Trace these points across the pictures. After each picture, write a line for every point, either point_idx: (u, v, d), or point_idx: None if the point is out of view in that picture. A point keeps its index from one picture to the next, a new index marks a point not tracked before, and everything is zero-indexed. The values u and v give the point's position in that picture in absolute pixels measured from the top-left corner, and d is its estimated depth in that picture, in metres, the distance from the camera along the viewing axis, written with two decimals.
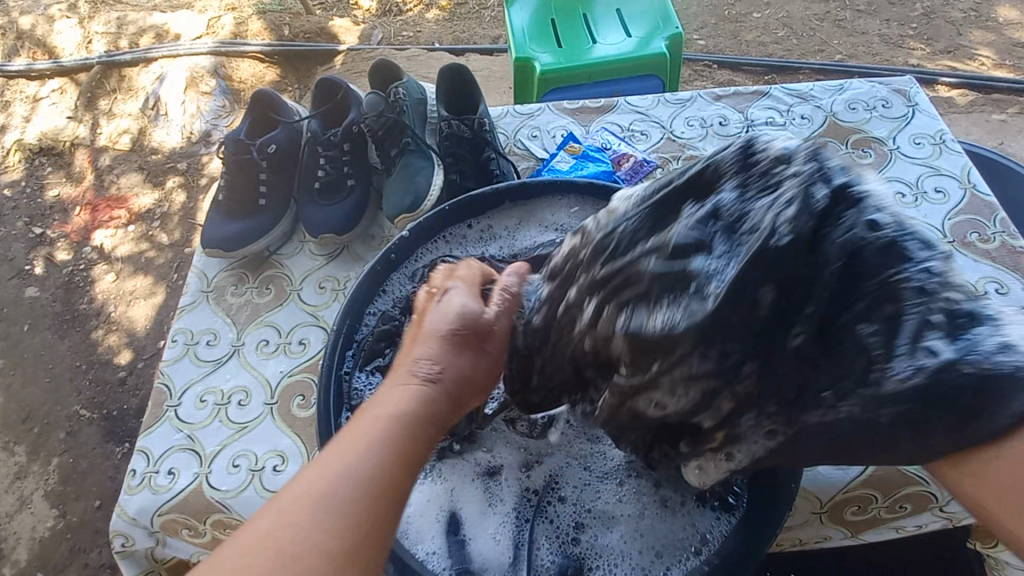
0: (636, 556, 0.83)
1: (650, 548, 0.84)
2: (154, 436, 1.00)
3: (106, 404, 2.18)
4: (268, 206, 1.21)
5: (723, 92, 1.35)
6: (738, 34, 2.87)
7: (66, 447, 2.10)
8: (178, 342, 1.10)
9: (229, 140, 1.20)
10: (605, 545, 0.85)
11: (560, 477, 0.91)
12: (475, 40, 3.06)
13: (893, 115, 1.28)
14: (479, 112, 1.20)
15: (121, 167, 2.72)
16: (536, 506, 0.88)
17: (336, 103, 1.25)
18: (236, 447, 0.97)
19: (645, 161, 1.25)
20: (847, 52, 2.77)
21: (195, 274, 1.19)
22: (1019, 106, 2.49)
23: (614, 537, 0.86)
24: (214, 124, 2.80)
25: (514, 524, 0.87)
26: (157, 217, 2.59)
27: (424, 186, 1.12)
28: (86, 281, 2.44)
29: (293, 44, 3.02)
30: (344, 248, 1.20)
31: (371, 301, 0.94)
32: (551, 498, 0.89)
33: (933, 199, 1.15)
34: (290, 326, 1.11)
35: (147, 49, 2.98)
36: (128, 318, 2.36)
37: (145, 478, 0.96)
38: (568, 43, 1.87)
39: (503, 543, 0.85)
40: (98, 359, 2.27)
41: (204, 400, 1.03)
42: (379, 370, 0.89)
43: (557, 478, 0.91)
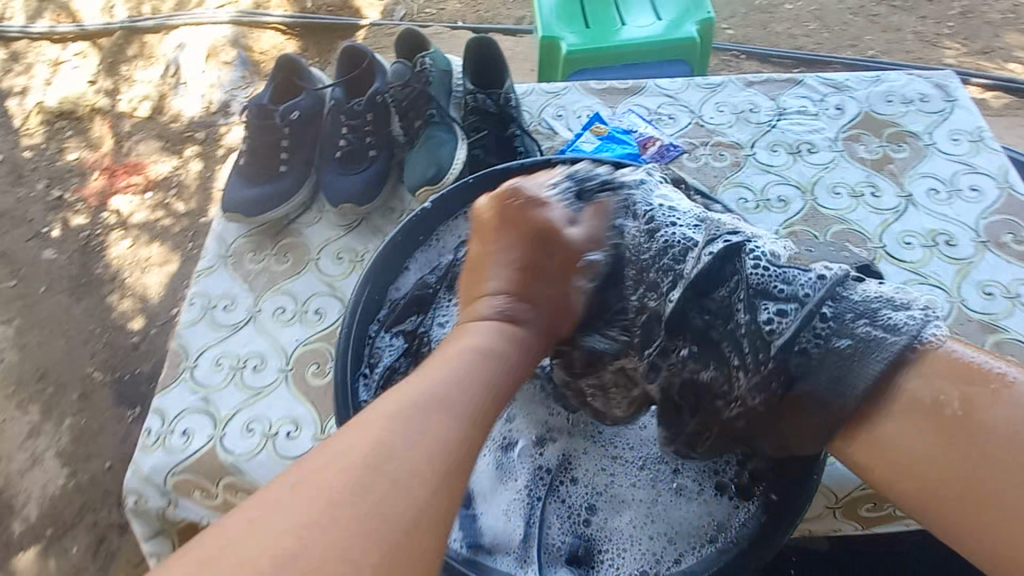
0: (648, 541, 0.83)
1: (662, 533, 0.83)
2: (169, 397, 1.01)
3: (118, 367, 2.20)
4: (289, 171, 1.19)
5: (754, 79, 1.31)
6: (768, 25, 2.79)
7: (78, 408, 2.13)
8: (196, 305, 1.11)
9: (253, 105, 1.20)
10: (614, 525, 0.85)
11: (573, 457, 0.90)
12: (498, 20, 3.00)
13: (930, 110, 1.24)
14: (505, 86, 1.17)
15: (139, 133, 2.72)
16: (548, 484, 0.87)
17: (361, 71, 1.23)
18: (251, 412, 0.98)
19: (671, 146, 1.22)
20: (880, 49, 2.68)
21: (214, 238, 1.19)
22: None
23: (625, 523, 0.85)
24: (233, 94, 2.78)
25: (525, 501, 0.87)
26: (173, 186, 2.59)
27: (446, 158, 1.10)
28: (102, 246, 2.46)
29: (315, 17, 2.99)
30: (363, 220, 1.19)
31: (394, 270, 0.92)
32: (563, 478, 0.89)
33: (969, 197, 1.11)
34: (307, 295, 1.10)
35: (169, 17, 2.97)
36: (142, 284, 2.37)
37: (160, 438, 0.97)
38: (595, 24, 1.84)
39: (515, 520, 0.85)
40: (112, 323, 2.29)
41: (220, 364, 1.04)
42: (403, 334, 0.90)
43: (570, 457, 0.90)
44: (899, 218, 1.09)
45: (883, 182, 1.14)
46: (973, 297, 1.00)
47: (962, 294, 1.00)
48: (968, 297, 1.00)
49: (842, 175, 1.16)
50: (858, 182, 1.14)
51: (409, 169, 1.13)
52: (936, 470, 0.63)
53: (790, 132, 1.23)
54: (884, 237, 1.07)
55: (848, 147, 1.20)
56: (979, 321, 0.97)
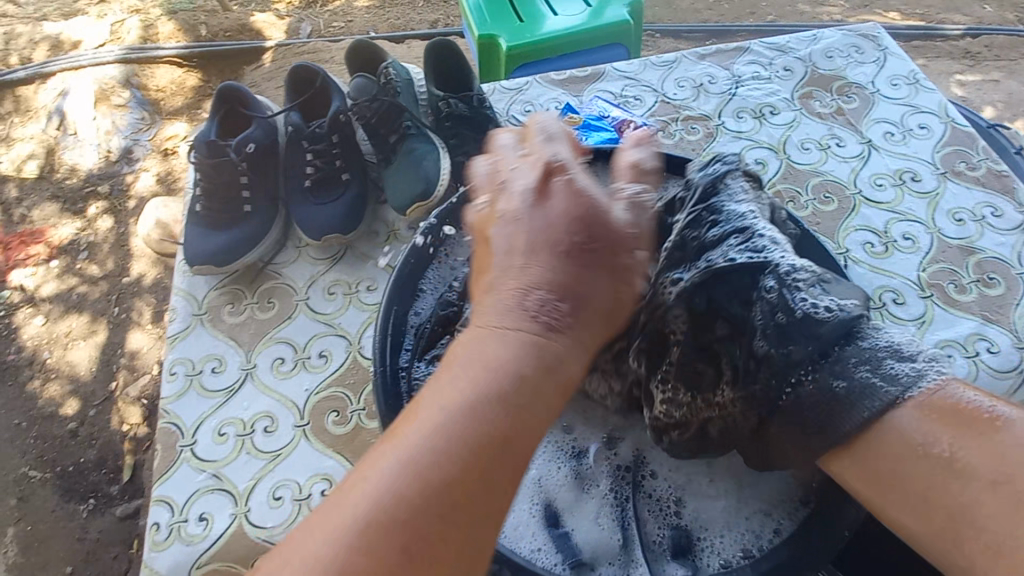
0: (746, 522, 0.79)
1: (758, 510, 0.80)
2: (172, 483, 0.89)
3: (58, 460, 1.93)
4: (254, 211, 1.09)
5: (705, 52, 1.35)
6: (673, 2, 2.89)
7: (19, 515, 1.85)
8: (178, 375, 0.98)
9: (201, 143, 1.08)
10: (702, 509, 0.82)
11: (648, 452, 0.87)
12: (411, 25, 2.91)
13: (866, 60, 1.33)
14: (474, 88, 1.14)
15: (31, 197, 2.41)
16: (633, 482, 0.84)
17: (315, 92, 1.15)
18: (274, 478, 0.89)
19: (645, 125, 1.22)
20: (777, 12, 2.83)
21: (181, 297, 1.07)
22: (936, 51, 2.63)
23: (712, 507, 0.82)
24: (135, 139, 2.53)
25: (614, 503, 0.83)
26: (83, 248, 2.32)
27: (433, 170, 1.06)
28: (10, 329, 2.16)
29: (213, 44, 2.76)
30: (348, 248, 1.11)
31: (410, 299, 0.87)
32: (643, 473, 0.85)
33: (919, 134, 1.22)
34: (305, 340, 1.02)
35: (39, 62, 2.64)
36: (67, 363, 2.09)
37: (173, 530, 0.85)
38: (529, 17, 1.80)
39: (608, 527, 0.80)
40: (40, 414, 2.01)
41: (223, 433, 0.93)
42: (439, 359, 0.83)
43: (644, 453, 0.87)
44: (865, 164, 1.18)
45: (843, 132, 1.22)
46: (947, 224, 1.10)
47: (938, 224, 1.10)
48: (942, 226, 1.10)
49: (807, 131, 1.22)
50: (823, 136, 1.22)
51: (391, 188, 1.09)
52: (914, 479, 0.62)
53: (751, 97, 1.27)
54: (858, 183, 1.15)
55: (805, 104, 1.26)
56: (958, 246, 1.08)
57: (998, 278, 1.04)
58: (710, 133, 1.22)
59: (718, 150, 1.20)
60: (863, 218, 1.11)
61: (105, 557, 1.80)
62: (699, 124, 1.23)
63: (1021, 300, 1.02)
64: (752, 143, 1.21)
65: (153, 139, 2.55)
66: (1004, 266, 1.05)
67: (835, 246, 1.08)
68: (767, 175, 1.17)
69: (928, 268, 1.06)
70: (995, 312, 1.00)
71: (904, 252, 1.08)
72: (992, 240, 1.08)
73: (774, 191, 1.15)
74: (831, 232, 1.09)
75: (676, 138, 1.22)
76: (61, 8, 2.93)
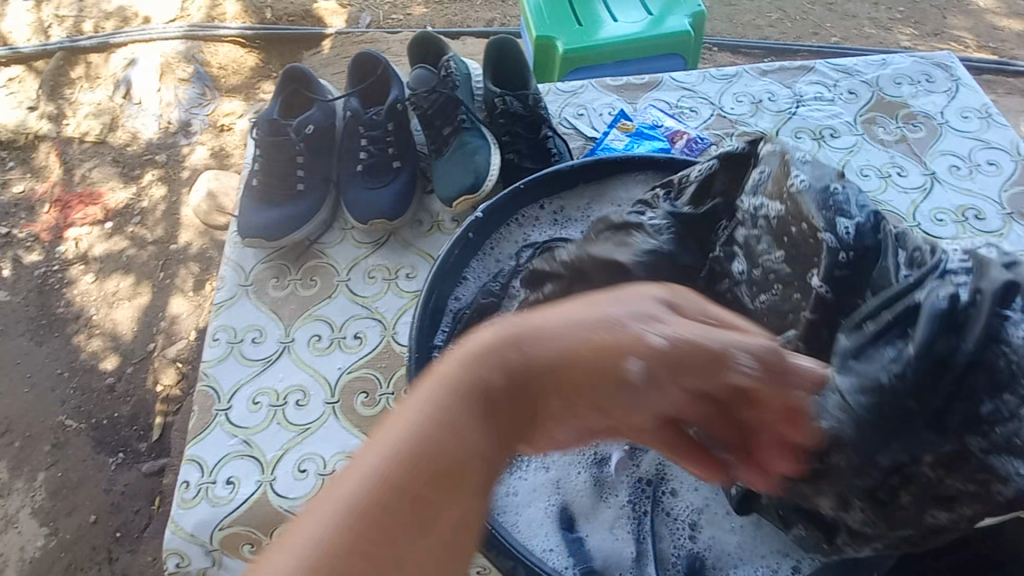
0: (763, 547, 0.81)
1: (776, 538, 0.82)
2: (205, 444, 0.92)
3: (94, 412, 2.02)
4: (307, 190, 1.12)
5: (768, 68, 1.33)
6: (734, 17, 2.83)
7: (53, 460, 1.94)
8: (220, 341, 1.02)
9: (263, 120, 1.12)
10: (716, 534, 0.83)
11: (670, 468, 0.88)
12: (467, 23, 2.93)
13: (937, 90, 1.29)
14: (531, 89, 1.15)
15: (93, 160, 2.53)
16: (653, 497, 0.85)
17: (376, 80, 1.18)
18: (301, 451, 0.91)
19: (699, 138, 1.20)
20: (841, 35, 2.75)
21: (229, 266, 1.10)
22: (1007, 88, 2.51)
23: (721, 523, 0.84)
24: (193, 113, 2.63)
25: (631, 517, 0.84)
26: (136, 213, 2.42)
27: (484, 165, 1.07)
28: (63, 283, 2.27)
29: (276, 27, 2.84)
30: (392, 234, 1.13)
31: (451, 287, 0.93)
32: (664, 489, 0.86)
33: (987, 171, 1.17)
34: (342, 320, 1.04)
35: (111, 33, 2.76)
36: (111, 321, 2.19)
37: (202, 489, 0.89)
38: (588, 21, 1.80)
39: (624, 538, 0.82)
40: (82, 366, 2.11)
41: (257, 402, 0.96)
42: None
43: (665, 469, 0.88)
44: (927, 197, 1.13)
45: (906, 162, 1.18)
46: None
47: None
48: None
49: (867, 158, 1.19)
50: (883, 163, 1.18)
51: (441, 178, 1.10)
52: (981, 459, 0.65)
53: (811, 118, 1.25)
54: (917, 216, 1.11)
55: (868, 130, 1.23)
56: None
57: None
58: None
59: None
60: None
61: (129, 510, 1.87)
62: None
63: None
64: None
65: (210, 115, 2.64)
66: None
67: None
68: None
69: None
70: None
71: None
72: None
73: None
74: None
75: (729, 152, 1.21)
76: None
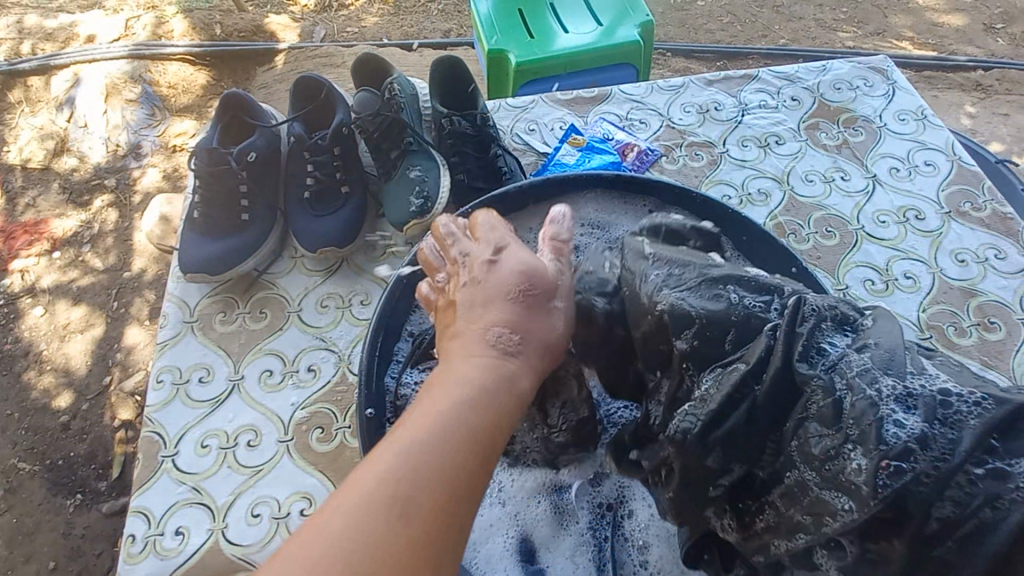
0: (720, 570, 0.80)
1: None
2: (151, 494, 0.88)
3: (48, 453, 1.92)
4: (252, 221, 1.09)
5: (713, 77, 1.35)
6: (686, 22, 2.88)
7: (5, 507, 1.83)
8: (165, 383, 0.98)
9: (202, 150, 1.08)
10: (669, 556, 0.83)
11: (631, 490, 0.88)
12: (425, 34, 2.91)
13: (875, 94, 1.33)
14: (478, 107, 1.14)
15: (37, 187, 2.41)
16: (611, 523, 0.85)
17: (319, 102, 1.15)
18: (254, 494, 0.88)
19: (649, 150, 1.23)
20: (789, 37, 2.82)
21: (173, 303, 1.06)
22: (947, 82, 2.61)
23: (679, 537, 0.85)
24: (143, 134, 2.53)
25: (591, 543, 0.84)
26: (86, 241, 2.31)
27: (432, 189, 1.07)
28: (9, 318, 2.15)
29: (227, 43, 2.76)
30: (344, 261, 1.11)
31: (403, 319, 0.92)
32: (623, 513, 0.86)
33: (925, 171, 1.21)
34: (295, 353, 1.01)
35: (51, 55, 2.64)
36: (63, 356, 2.08)
37: (149, 543, 0.84)
38: (539, 34, 1.80)
39: (582, 566, 0.83)
40: (33, 406, 2.00)
41: (206, 445, 0.92)
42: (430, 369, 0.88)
43: (625, 491, 0.88)
44: (869, 199, 1.18)
45: (848, 165, 1.22)
46: (949, 265, 1.10)
47: (940, 264, 1.10)
48: (945, 266, 1.10)
49: (812, 163, 1.23)
50: (827, 168, 1.22)
51: (390, 203, 1.10)
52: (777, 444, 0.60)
53: (756, 126, 1.28)
54: (861, 219, 1.15)
55: (811, 136, 1.26)
56: (959, 288, 1.07)
57: (999, 322, 1.04)
58: (714, 160, 1.23)
59: (721, 177, 1.21)
60: (865, 254, 1.11)
61: (90, 554, 1.78)
62: (703, 151, 1.24)
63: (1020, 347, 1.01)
64: (756, 172, 1.21)
65: (161, 136, 2.55)
66: (1005, 310, 1.05)
67: (836, 281, 1.08)
68: (770, 206, 1.18)
69: (928, 308, 1.06)
70: (994, 358, 1.00)
71: (904, 291, 1.08)
72: (995, 283, 1.08)
73: (775, 221, 1.15)
74: (832, 266, 1.09)
75: (680, 163, 1.23)
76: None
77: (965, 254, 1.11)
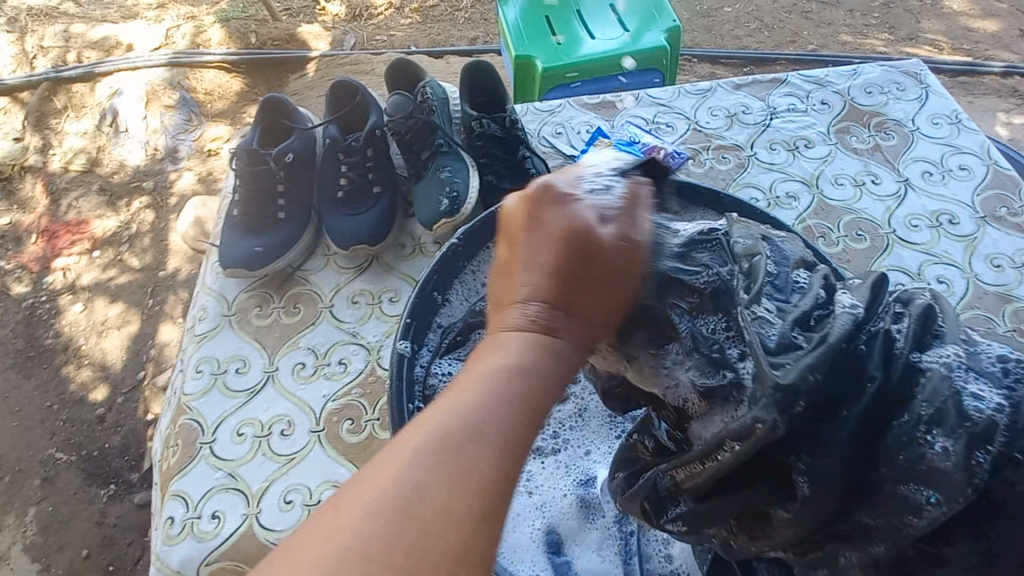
0: None
1: None
2: (189, 478, 0.92)
3: (84, 444, 1.99)
4: (288, 219, 1.13)
5: (741, 81, 1.36)
6: (712, 28, 2.87)
7: (43, 495, 1.91)
8: (204, 372, 1.02)
9: (242, 150, 1.13)
10: (697, 544, 0.83)
11: None
12: (451, 41, 2.97)
13: (907, 97, 1.31)
14: (507, 109, 1.17)
15: (79, 189, 2.52)
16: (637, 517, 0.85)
17: (353, 106, 1.19)
18: (286, 482, 0.91)
19: (675, 153, 1.24)
20: (818, 42, 2.79)
21: (212, 297, 1.11)
22: (983, 88, 2.55)
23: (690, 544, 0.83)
24: (180, 139, 2.63)
25: (617, 537, 0.85)
26: (124, 241, 2.41)
27: (461, 187, 1.10)
28: (51, 314, 2.24)
29: (260, 52, 2.86)
30: (374, 259, 1.14)
31: (432, 313, 0.95)
32: None
33: (959, 176, 1.19)
34: (327, 346, 1.04)
35: (95, 63, 2.76)
36: (100, 350, 2.16)
37: (187, 525, 0.88)
38: (565, 39, 1.82)
39: (609, 559, 0.83)
40: (71, 398, 2.08)
41: (242, 433, 0.95)
42: (459, 358, 0.95)
43: None
44: (901, 203, 1.16)
45: (879, 169, 1.21)
46: (984, 270, 1.08)
47: (975, 268, 1.08)
48: (979, 272, 1.08)
49: (842, 167, 1.22)
50: (858, 172, 1.21)
51: (420, 202, 1.13)
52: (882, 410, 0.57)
53: (785, 129, 1.27)
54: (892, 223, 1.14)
55: (841, 139, 1.26)
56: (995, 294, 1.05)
57: None
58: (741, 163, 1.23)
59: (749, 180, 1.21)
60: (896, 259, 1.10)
61: (121, 543, 1.84)
62: (730, 154, 1.24)
63: None
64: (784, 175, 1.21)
65: (197, 140, 2.64)
66: None
67: None
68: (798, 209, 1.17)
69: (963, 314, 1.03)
70: None
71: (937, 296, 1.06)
72: None
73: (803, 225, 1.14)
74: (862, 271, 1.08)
75: (706, 166, 1.23)
76: (122, 10, 3.09)
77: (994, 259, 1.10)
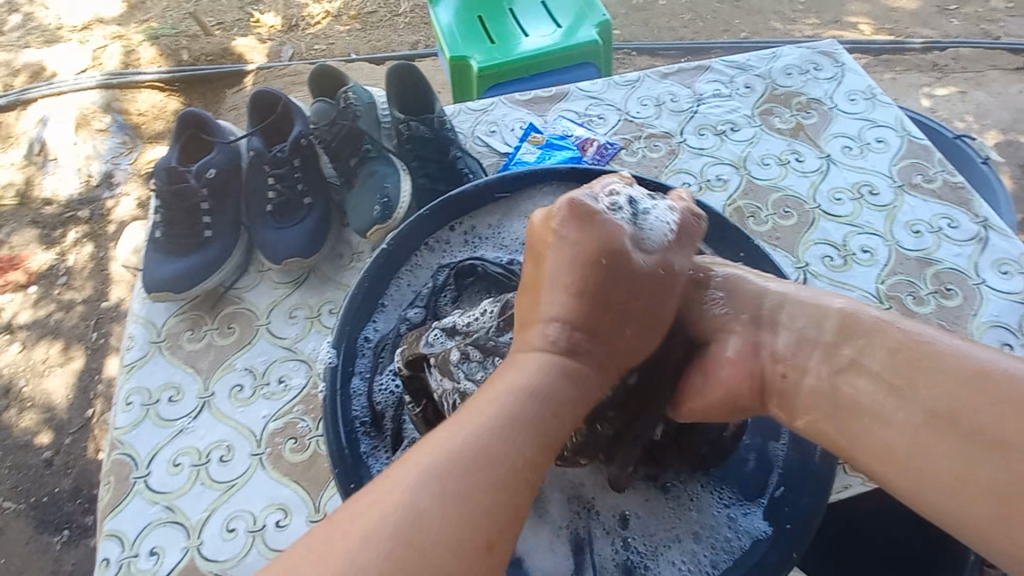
0: (679, 543, 0.83)
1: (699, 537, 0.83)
2: (124, 516, 0.87)
3: (32, 491, 1.88)
4: (215, 236, 1.09)
5: (668, 70, 1.38)
6: (649, 21, 2.93)
7: None
8: (134, 405, 0.97)
9: (161, 169, 1.09)
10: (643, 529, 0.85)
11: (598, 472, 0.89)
12: (393, 47, 2.94)
13: (824, 76, 1.36)
14: (435, 110, 1.16)
15: (9, 224, 2.38)
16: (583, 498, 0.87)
17: (277, 116, 1.17)
18: (228, 509, 0.87)
19: (608, 144, 1.25)
20: (750, 29, 2.88)
21: (140, 324, 1.06)
22: (905, 65, 2.67)
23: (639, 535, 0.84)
24: (115, 163, 2.50)
25: (567, 527, 0.85)
26: (61, 273, 2.29)
27: (393, 193, 1.09)
28: None
29: (194, 68, 2.76)
30: (310, 272, 1.11)
31: (364, 325, 0.93)
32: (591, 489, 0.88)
33: (877, 148, 1.24)
34: (265, 366, 1.01)
35: (20, 90, 2.62)
36: (44, 392, 2.04)
37: (123, 566, 0.83)
38: (499, 39, 1.83)
39: (560, 552, 0.83)
40: (15, 443, 1.96)
41: (178, 463, 0.91)
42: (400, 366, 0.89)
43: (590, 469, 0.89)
44: (824, 178, 1.20)
45: (803, 147, 1.25)
46: (905, 237, 1.13)
47: (896, 237, 1.13)
48: (900, 238, 1.12)
49: (767, 147, 1.25)
50: (782, 151, 1.25)
51: (353, 210, 1.11)
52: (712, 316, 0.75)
53: (711, 115, 1.30)
54: (817, 198, 1.18)
55: (765, 121, 1.29)
56: (916, 258, 1.10)
57: (956, 289, 1.06)
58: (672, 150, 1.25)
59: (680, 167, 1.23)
60: (823, 232, 1.13)
61: None
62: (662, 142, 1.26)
63: (977, 310, 1.04)
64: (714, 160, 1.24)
65: (134, 163, 2.53)
66: (961, 277, 1.07)
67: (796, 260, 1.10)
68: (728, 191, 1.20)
69: (886, 280, 1.08)
70: (953, 322, 1.03)
71: (863, 265, 1.10)
72: (950, 251, 1.10)
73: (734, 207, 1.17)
74: (792, 246, 1.11)
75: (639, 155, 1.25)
76: (44, 33, 2.94)
77: (914, 226, 1.15)
